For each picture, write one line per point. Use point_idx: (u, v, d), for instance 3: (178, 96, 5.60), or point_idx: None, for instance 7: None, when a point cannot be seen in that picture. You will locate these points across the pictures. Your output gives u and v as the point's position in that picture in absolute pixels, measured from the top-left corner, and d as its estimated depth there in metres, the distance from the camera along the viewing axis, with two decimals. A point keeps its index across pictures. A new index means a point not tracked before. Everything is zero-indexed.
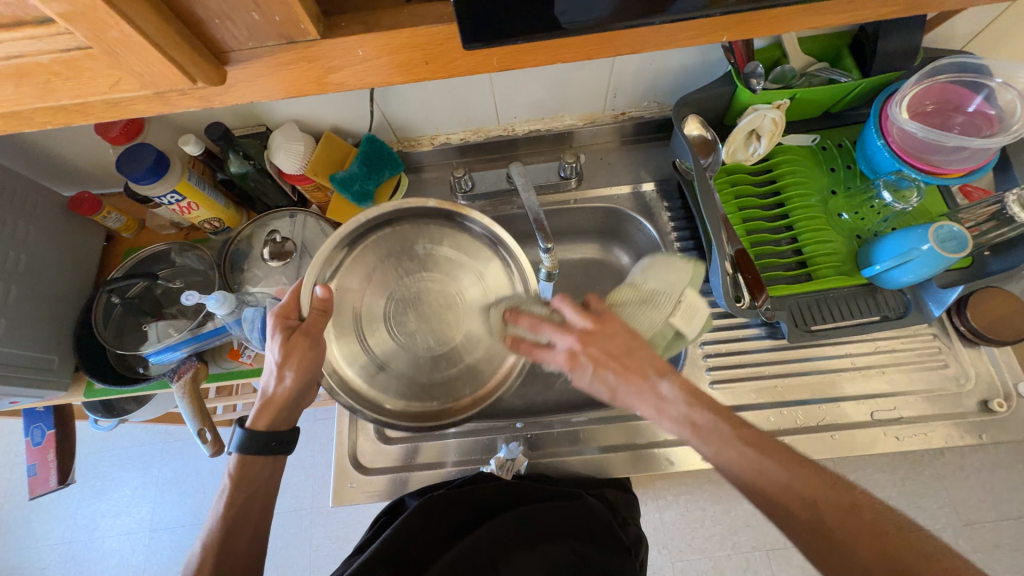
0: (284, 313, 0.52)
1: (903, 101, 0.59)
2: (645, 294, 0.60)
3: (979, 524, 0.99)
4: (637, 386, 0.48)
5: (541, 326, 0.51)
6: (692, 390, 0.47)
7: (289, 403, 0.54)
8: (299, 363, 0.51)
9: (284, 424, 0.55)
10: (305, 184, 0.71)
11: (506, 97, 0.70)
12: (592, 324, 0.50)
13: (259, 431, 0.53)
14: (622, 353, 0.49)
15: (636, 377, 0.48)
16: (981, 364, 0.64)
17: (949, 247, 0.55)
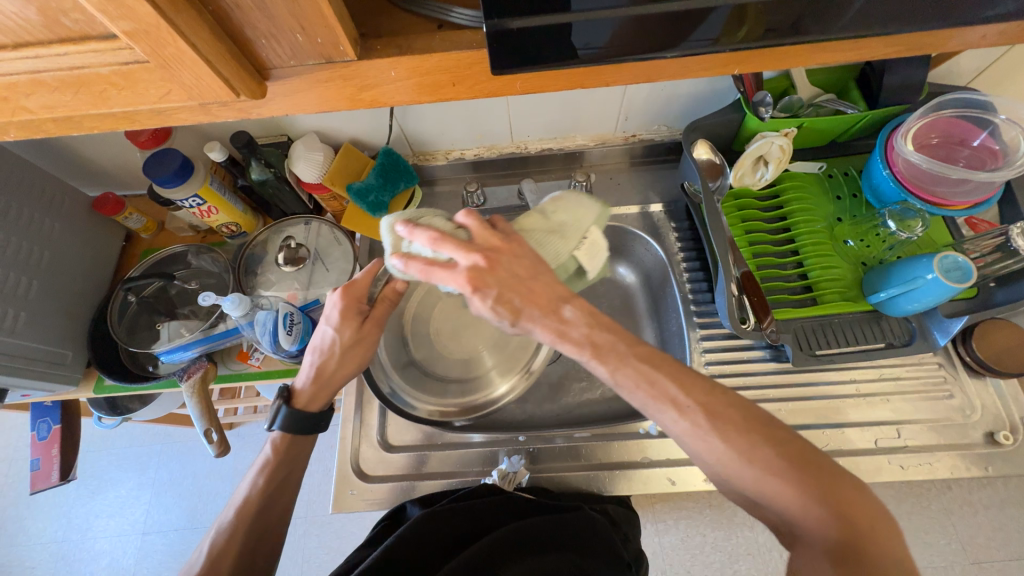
0: (354, 292, 0.55)
1: (910, 132, 0.60)
2: (552, 226, 0.51)
3: (986, 563, 0.96)
4: (540, 309, 0.44)
5: (441, 244, 0.44)
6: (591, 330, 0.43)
7: (331, 383, 0.55)
8: (363, 347, 0.56)
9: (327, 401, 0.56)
10: (323, 192, 0.73)
11: (520, 116, 0.72)
12: (499, 242, 0.46)
13: (310, 410, 0.54)
14: (524, 280, 0.44)
15: (538, 301, 0.44)
16: (987, 395, 0.64)
17: (953, 277, 0.56)
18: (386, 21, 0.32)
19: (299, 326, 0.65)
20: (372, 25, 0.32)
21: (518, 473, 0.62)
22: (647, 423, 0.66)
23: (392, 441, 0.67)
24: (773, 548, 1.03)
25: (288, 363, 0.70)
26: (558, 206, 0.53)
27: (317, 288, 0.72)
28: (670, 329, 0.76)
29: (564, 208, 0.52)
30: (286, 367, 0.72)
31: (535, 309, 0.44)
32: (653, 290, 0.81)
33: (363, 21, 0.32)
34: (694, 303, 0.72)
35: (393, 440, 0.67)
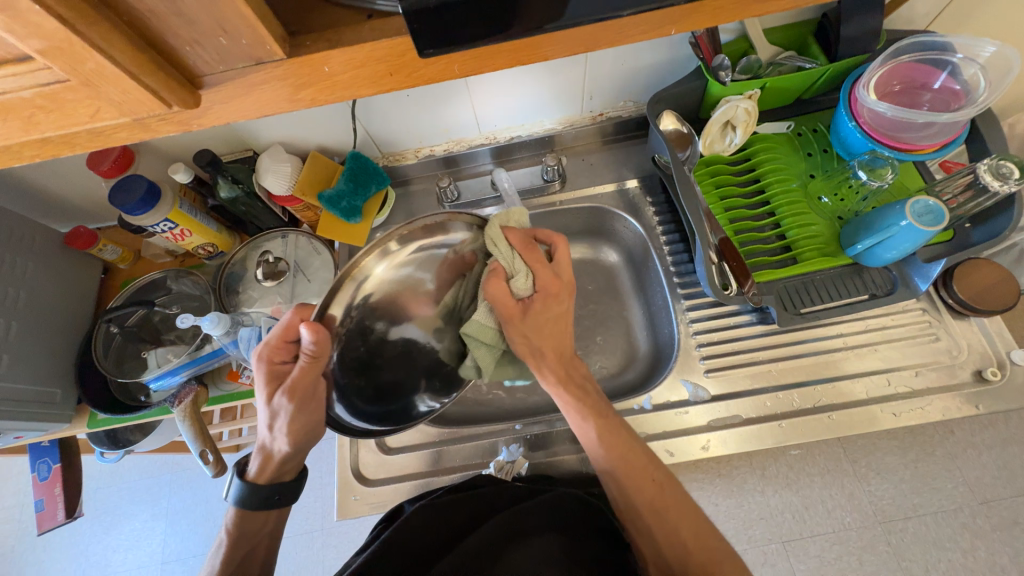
0: (273, 357, 0.51)
1: (870, 82, 0.60)
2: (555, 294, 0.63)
3: (995, 502, 1.00)
4: (555, 350, 0.57)
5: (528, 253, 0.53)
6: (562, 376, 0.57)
7: (291, 459, 0.54)
8: (291, 422, 0.50)
9: (286, 474, 0.56)
10: (295, 204, 0.72)
11: (484, 107, 0.72)
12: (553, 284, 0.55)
13: (261, 484, 0.54)
14: (560, 322, 0.57)
15: (554, 345, 0.57)
16: (972, 335, 0.64)
17: (926, 221, 0.56)
18: (314, 16, 0.31)
19: None
20: (301, 22, 0.31)
21: (517, 466, 0.63)
22: (641, 398, 0.66)
23: (390, 443, 0.67)
24: (785, 510, 1.05)
25: None
26: None
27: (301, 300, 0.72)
28: (656, 303, 0.76)
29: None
30: None
31: (556, 344, 0.57)
32: (637, 266, 0.82)
33: (291, 19, 0.32)
34: (677, 275, 0.72)
35: (391, 442, 0.67)
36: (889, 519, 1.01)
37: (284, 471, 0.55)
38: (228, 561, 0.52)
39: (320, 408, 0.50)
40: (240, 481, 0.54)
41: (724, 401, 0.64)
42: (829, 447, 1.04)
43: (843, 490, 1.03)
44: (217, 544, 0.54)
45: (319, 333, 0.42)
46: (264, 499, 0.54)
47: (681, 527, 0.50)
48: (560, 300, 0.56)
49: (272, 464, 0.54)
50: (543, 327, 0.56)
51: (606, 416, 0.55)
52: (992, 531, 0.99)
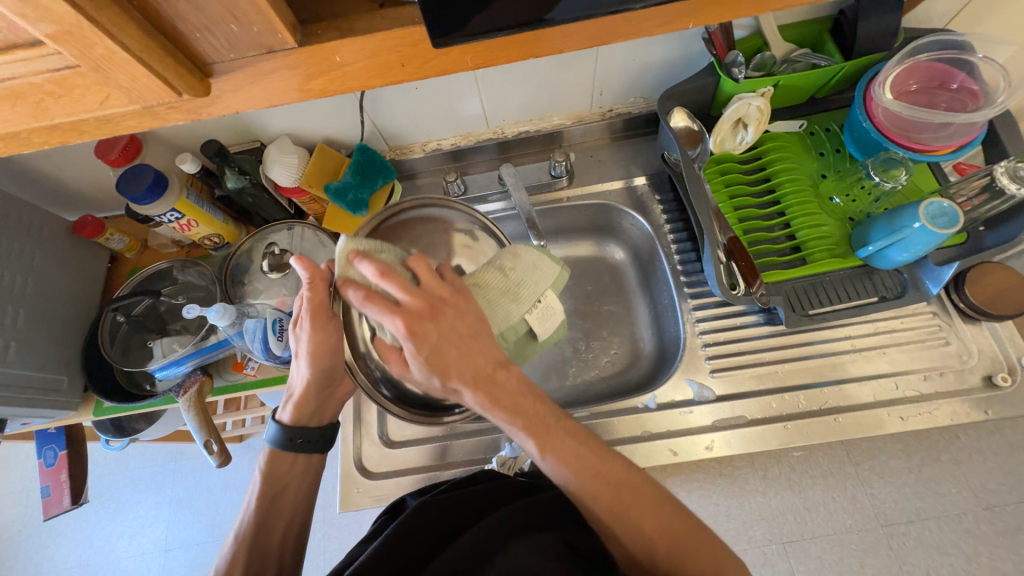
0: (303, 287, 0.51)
1: (888, 81, 0.59)
2: (510, 284, 0.52)
3: (998, 507, 1.00)
4: (474, 370, 0.44)
5: (387, 275, 0.43)
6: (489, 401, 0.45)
7: (319, 394, 0.54)
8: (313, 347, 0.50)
9: (315, 417, 0.55)
10: (302, 196, 0.72)
11: (493, 101, 0.71)
12: (427, 301, 0.44)
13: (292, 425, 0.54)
14: (466, 338, 0.44)
15: (475, 363, 0.44)
16: (983, 340, 0.64)
17: (940, 224, 0.55)
18: (326, 4, 0.31)
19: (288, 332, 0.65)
20: (312, 10, 0.31)
21: (518, 462, 0.63)
22: (645, 397, 0.66)
23: (394, 437, 0.67)
24: (786, 511, 1.05)
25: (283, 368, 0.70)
26: (518, 266, 0.54)
27: None
28: (662, 302, 0.76)
29: (522, 266, 0.53)
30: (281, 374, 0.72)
31: (465, 370, 0.44)
32: (643, 264, 0.81)
33: (302, 6, 0.31)
34: (684, 274, 0.72)
35: (395, 436, 0.67)
36: (891, 523, 1.01)
37: (314, 415, 0.55)
38: (258, 510, 0.53)
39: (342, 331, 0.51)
40: (276, 423, 0.54)
41: (729, 401, 0.64)
42: (833, 450, 1.05)
43: (845, 494, 1.03)
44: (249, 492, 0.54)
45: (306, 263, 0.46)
46: (293, 440, 0.54)
47: (646, 524, 0.47)
48: (447, 312, 0.44)
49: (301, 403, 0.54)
50: (445, 345, 0.43)
51: (553, 433, 0.47)
52: (994, 536, 0.99)
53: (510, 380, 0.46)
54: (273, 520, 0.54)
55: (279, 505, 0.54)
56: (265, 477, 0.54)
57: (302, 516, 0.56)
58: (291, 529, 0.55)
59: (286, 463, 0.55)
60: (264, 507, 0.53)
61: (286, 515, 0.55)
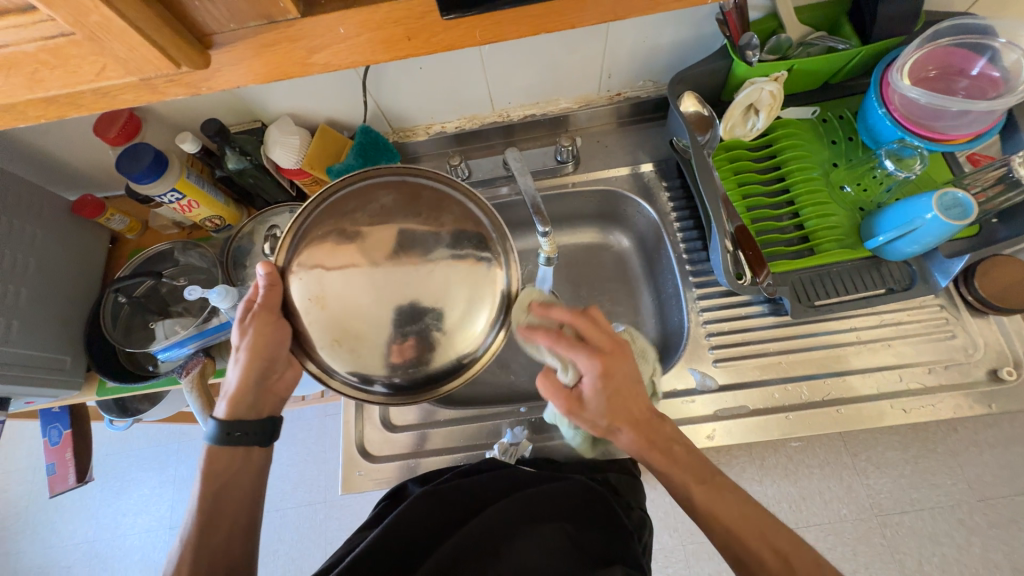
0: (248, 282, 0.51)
1: (905, 67, 0.58)
2: (636, 349, 0.60)
3: (993, 500, 1.02)
4: (633, 418, 0.49)
5: (563, 341, 0.46)
6: (647, 442, 0.49)
7: (255, 389, 0.53)
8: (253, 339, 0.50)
9: (251, 414, 0.54)
10: (303, 177, 0.71)
11: (499, 82, 0.70)
12: (608, 344, 0.47)
13: (227, 420, 0.53)
14: (631, 391, 0.49)
15: (633, 411, 0.49)
16: (990, 333, 0.63)
17: (953, 215, 0.54)
18: None
19: None
20: None
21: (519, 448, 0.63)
22: None
23: (395, 421, 0.67)
24: (781, 500, 1.07)
25: None
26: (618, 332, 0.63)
27: None
28: (666, 290, 0.75)
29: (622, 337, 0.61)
30: None
31: (631, 412, 0.49)
32: (648, 252, 0.80)
33: None
34: (689, 263, 0.71)
35: (396, 420, 0.67)
36: (885, 513, 1.04)
37: (252, 408, 0.54)
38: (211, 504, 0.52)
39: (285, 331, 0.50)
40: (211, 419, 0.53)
41: (731, 391, 0.64)
42: (830, 440, 1.07)
43: (842, 483, 1.06)
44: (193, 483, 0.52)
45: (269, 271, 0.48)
46: (229, 435, 0.52)
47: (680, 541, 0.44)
48: (623, 361, 0.47)
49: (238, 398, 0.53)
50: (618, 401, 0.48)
51: (711, 481, 0.48)
52: (988, 527, 1.01)
53: (665, 427, 0.51)
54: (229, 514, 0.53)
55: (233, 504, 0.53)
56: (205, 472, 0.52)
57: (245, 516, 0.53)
58: (231, 531, 0.52)
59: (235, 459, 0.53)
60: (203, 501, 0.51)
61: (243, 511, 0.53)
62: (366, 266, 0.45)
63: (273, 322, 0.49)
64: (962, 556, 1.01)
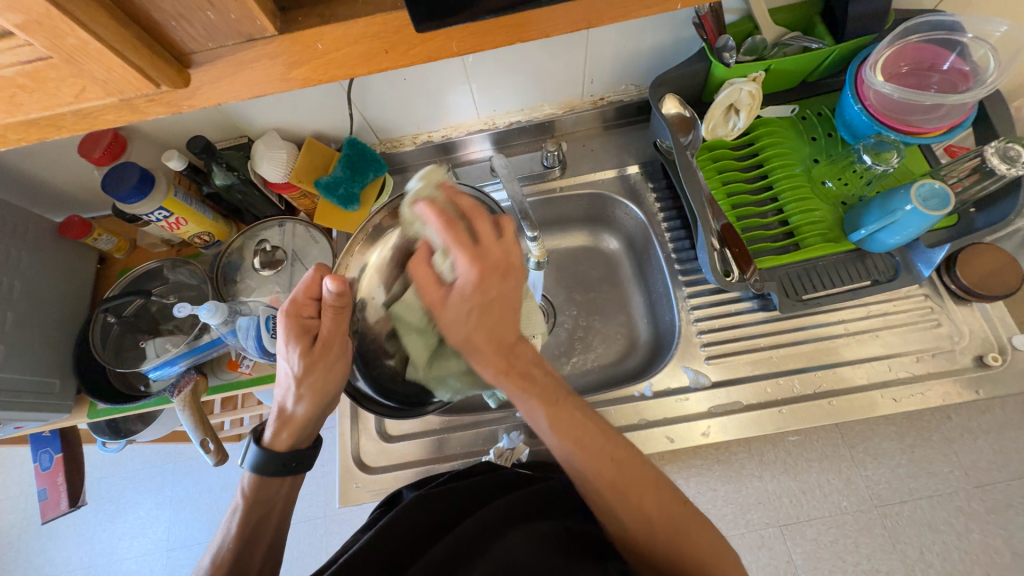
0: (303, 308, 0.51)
1: (878, 64, 0.59)
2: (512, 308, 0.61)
3: (990, 486, 1.03)
4: (500, 339, 0.48)
5: (452, 227, 0.46)
6: (506, 368, 0.48)
7: (313, 420, 0.54)
8: (320, 370, 0.50)
9: (303, 443, 0.55)
10: (291, 191, 0.71)
11: (483, 90, 0.71)
12: (499, 253, 0.46)
13: (279, 451, 0.53)
14: (500, 310, 0.47)
15: (506, 329, 0.48)
16: (974, 321, 0.64)
17: (931, 205, 0.55)
18: None
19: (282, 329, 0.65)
20: None
21: (516, 453, 0.63)
22: (641, 385, 0.66)
23: (390, 431, 0.67)
24: (782, 495, 1.07)
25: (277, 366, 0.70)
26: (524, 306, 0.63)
27: None
28: (657, 291, 0.76)
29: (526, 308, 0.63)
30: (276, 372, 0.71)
31: (497, 332, 0.48)
32: (638, 253, 0.81)
33: None
34: (678, 262, 0.71)
35: (391, 431, 0.67)
36: (885, 504, 1.05)
37: (307, 436, 0.55)
38: (249, 529, 0.52)
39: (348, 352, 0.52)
40: (256, 446, 0.53)
41: (724, 387, 0.64)
42: (827, 434, 1.07)
43: (840, 475, 1.06)
44: (233, 509, 0.54)
45: (341, 285, 0.49)
46: (282, 465, 0.53)
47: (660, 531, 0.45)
48: (499, 282, 0.47)
49: (294, 429, 0.53)
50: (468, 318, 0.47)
51: (563, 404, 0.48)
52: (986, 513, 1.03)
53: (525, 352, 0.49)
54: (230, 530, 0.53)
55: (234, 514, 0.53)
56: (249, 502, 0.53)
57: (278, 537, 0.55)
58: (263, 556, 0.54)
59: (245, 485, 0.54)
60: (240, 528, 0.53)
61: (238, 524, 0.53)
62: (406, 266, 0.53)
63: (338, 358, 0.51)
64: (962, 543, 1.03)
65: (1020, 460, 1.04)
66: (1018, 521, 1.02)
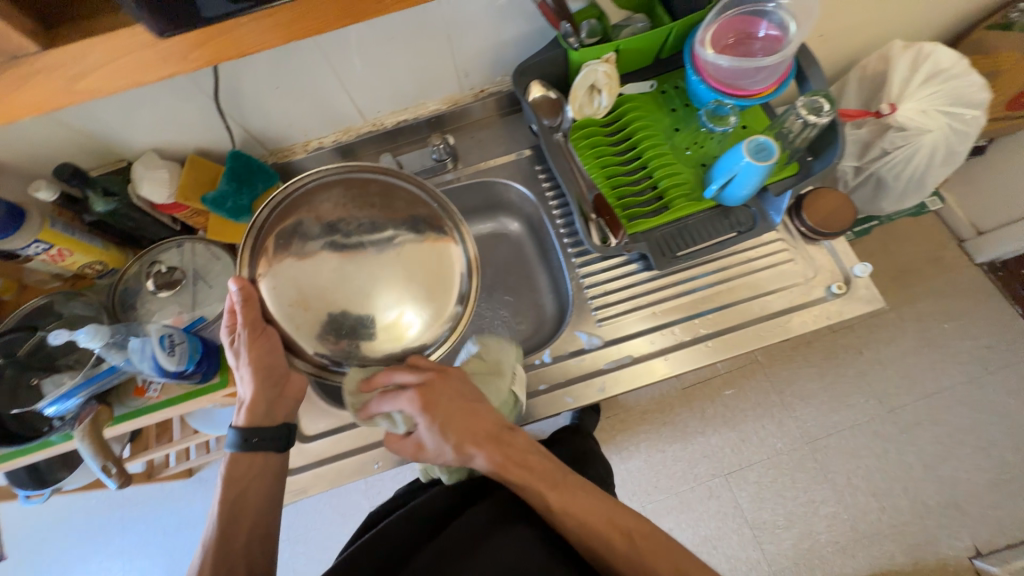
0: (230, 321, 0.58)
1: (706, 39, 0.65)
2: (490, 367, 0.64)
3: (900, 409, 1.30)
4: (484, 432, 0.57)
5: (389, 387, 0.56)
6: (502, 457, 0.57)
7: (269, 400, 0.57)
8: (252, 354, 0.55)
9: (269, 422, 0.58)
10: (181, 210, 0.72)
11: (361, 94, 0.73)
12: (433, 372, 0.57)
13: (247, 428, 0.57)
14: (467, 403, 0.58)
15: (481, 426, 0.58)
16: (821, 256, 0.72)
17: (761, 157, 0.62)
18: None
19: (181, 346, 0.65)
20: None
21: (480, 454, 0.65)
22: (541, 353, 0.70)
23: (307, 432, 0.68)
24: (723, 445, 1.28)
25: (188, 384, 0.70)
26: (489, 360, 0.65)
27: (203, 307, 0.72)
28: (555, 265, 0.81)
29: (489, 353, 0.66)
30: (187, 390, 0.71)
31: (477, 431, 0.57)
32: (537, 232, 0.85)
33: None
34: (567, 236, 0.77)
35: (309, 431, 0.68)
36: (814, 440, 1.28)
37: (268, 416, 0.58)
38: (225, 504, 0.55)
39: (278, 337, 0.57)
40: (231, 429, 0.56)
41: (615, 345, 0.70)
42: (761, 387, 1.33)
43: (773, 420, 1.30)
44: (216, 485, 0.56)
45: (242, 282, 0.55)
46: (246, 441, 0.56)
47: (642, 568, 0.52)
48: (446, 382, 0.57)
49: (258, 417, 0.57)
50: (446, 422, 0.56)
51: (562, 484, 0.56)
52: (897, 433, 1.28)
53: (516, 438, 0.59)
54: (238, 521, 0.55)
55: (242, 507, 0.56)
56: (225, 482, 0.56)
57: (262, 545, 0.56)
58: (248, 536, 0.55)
59: (245, 466, 0.57)
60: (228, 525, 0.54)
61: (248, 520, 0.56)
62: (325, 240, 0.58)
63: (270, 341, 0.56)
64: (882, 463, 1.26)
65: (920, 381, 1.32)
66: (919, 437, 1.28)
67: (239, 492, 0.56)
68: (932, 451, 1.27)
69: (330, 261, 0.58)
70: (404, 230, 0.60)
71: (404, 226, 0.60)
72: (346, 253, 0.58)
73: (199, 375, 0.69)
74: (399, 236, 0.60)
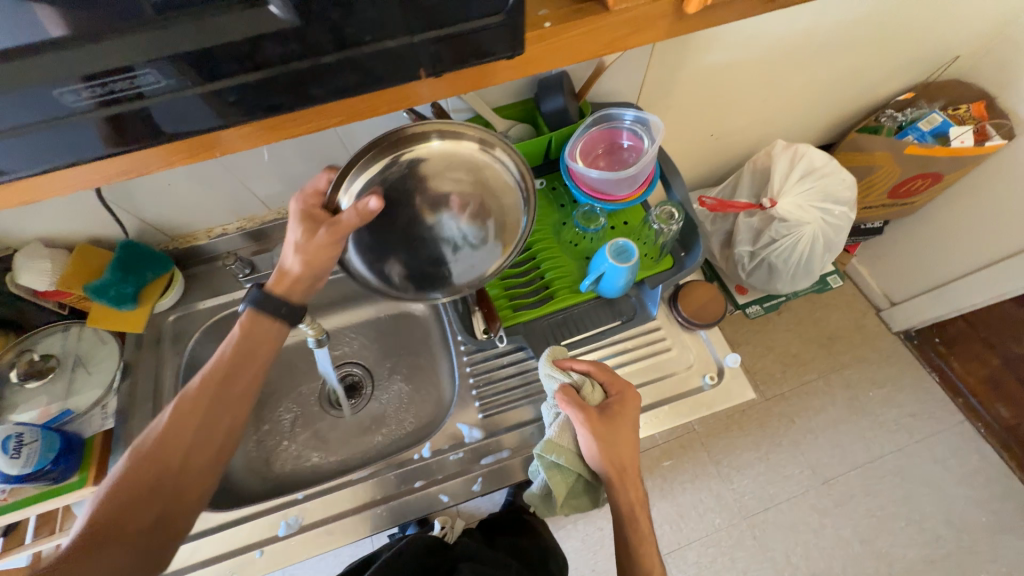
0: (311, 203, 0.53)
1: (574, 152, 0.71)
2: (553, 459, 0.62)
3: (834, 479, 1.30)
4: (628, 453, 0.61)
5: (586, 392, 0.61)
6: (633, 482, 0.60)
7: (307, 281, 0.55)
8: (314, 257, 0.52)
9: (295, 298, 0.56)
10: (66, 296, 0.72)
11: (261, 188, 0.77)
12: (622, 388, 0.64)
13: (273, 295, 0.55)
14: (632, 423, 0.62)
15: (625, 447, 0.61)
16: (698, 345, 0.76)
17: (621, 258, 0.66)
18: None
19: (32, 446, 0.61)
20: None
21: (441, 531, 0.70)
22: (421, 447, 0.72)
23: None
24: (662, 521, 1.25)
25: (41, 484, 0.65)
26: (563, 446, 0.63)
27: (77, 397, 0.71)
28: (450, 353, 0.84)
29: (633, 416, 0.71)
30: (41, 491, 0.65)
31: (623, 446, 0.60)
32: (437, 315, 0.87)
33: None
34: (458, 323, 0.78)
35: None
36: (751, 514, 1.26)
37: (268, 328, 0.55)
38: (142, 475, 0.49)
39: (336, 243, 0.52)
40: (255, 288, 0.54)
41: (495, 438, 0.72)
42: (698, 457, 1.31)
43: (712, 493, 1.28)
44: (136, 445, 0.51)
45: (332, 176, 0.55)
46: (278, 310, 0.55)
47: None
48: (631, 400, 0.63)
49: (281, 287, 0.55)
50: (619, 441, 0.60)
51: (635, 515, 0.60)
52: (833, 506, 1.27)
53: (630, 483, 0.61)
54: (152, 498, 0.49)
55: (166, 476, 0.50)
56: (160, 438, 0.51)
57: (156, 546, 0.49)
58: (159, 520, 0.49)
59: (194, 425, 0.52)
60: (134, 489, 0.49)
61: (161, 497, 0.50)
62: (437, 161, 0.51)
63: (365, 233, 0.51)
64: (819, 539, 1.24)
65: (851, 451, 1.33)
66: (858, 509, 1.27)
67: (167, 467, 0.50)
68: (867, 524, 1.25)
69: (424, 182, 0.52)
70: (487, 180, 0.54)
71: (479, 164, 0.53)
72: (433, 181, 0.52)
73: (57, 474, 0.65)
74: (466, 166, 0.52)
